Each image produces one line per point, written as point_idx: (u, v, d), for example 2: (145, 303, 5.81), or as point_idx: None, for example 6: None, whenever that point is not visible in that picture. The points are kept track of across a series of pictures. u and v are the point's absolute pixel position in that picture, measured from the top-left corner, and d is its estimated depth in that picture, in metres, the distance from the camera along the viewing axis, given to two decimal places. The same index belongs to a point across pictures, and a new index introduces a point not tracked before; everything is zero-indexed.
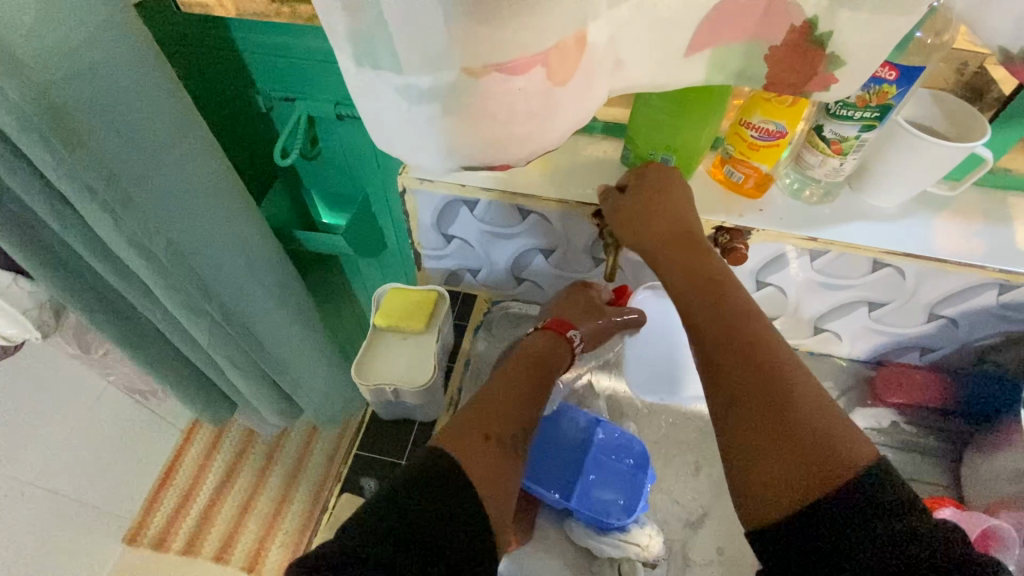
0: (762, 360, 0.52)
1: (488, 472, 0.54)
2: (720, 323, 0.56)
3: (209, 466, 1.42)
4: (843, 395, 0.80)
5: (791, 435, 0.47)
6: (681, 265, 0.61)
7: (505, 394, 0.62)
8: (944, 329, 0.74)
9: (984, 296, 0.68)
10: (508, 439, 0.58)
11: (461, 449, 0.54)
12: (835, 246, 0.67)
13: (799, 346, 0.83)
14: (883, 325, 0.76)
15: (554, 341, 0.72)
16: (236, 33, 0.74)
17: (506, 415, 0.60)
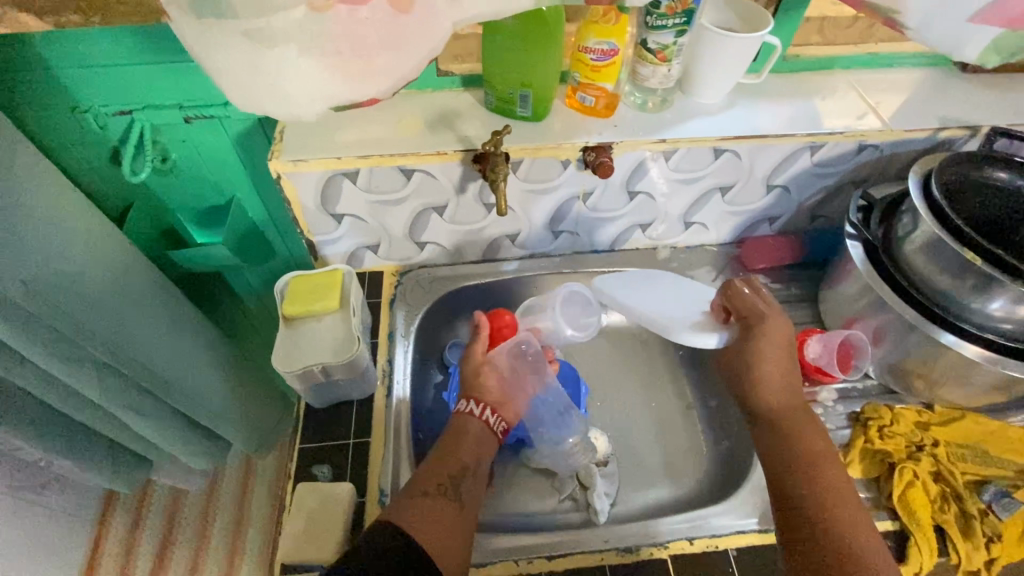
0: (818, 480, 0.63)
1: (431, 528, 0.59)
2: (790, 450, 0.66)
3: (139, 538, 1.29)
4: (721, 273, 0.93)
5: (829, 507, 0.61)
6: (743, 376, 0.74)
7: (438, 455, 0.67)
8: (781, 197, 0.88)
9: (802, 160, 0.82)
10: (442, 492, 0.63)
11: (400, 513, 0.60)
12: (682, 143, 0.77)
13: (676, 243, 0.95)
14: (735, 205, 0.89)
15: (462, 419, 0.73)
16: (43, 48, 0.67)
17: (440, 465, 0.65)
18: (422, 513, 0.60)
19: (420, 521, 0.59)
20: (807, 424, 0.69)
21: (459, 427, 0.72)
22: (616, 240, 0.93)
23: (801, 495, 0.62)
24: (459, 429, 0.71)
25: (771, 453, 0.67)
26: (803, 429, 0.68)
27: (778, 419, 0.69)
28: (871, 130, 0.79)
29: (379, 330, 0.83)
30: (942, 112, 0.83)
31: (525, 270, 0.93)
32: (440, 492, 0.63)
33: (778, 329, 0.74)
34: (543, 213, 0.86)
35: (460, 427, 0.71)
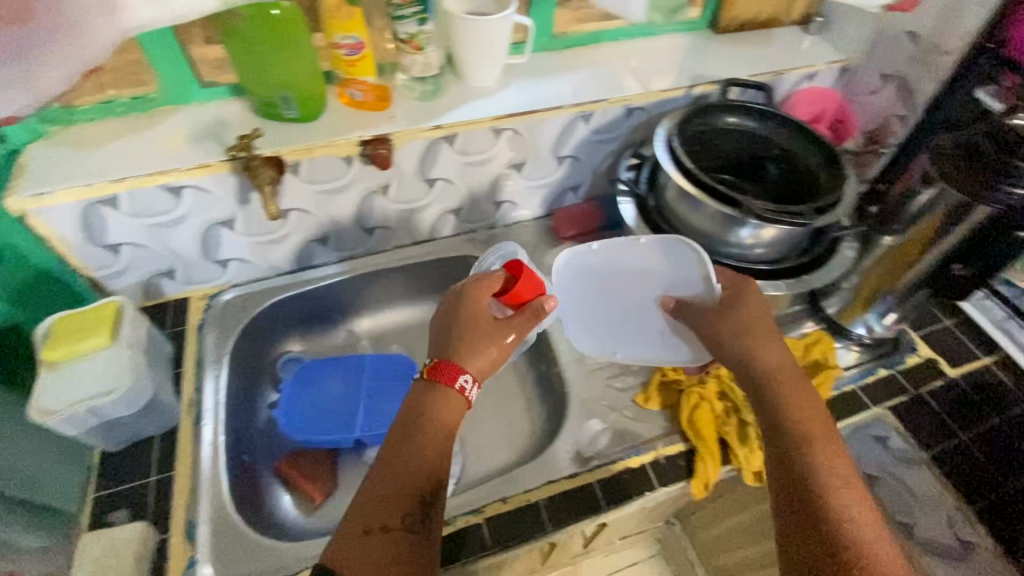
0: (813, 458, 0.58)
1: (375, 568, 0.51)
2: (794, 425, 0.60)
3: None
4: (537, 245, 0.98)
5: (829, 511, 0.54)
6: (740, 363, 0.66)
7: (400, 474, 0.57)
8: (574, 166, 0.94)
9: (580, 129, 0.88)
10: (406, 523, 0.55)
11: (349, 552, 0.52)
12: (459, 127, 0.80)
13: (493, 222, 0.98)
14: (534, 179, 0.93)
15: (435, 401, 0.62)
16: None
17: (405, 482, 0.57)
18: (376, 551, 0.52)
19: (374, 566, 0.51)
20: (801, 387, 0.63)
21: (430, 412, 0.62)
22: (432, 229, 0.95)
23: (814, 477, 0.56)
24: (435, 417, 0.61)
25: (771, 429, 0.61)
26: (796, 400, 0.62)
27: (773, 385, 0.63)
28: (632, 95, 0.87)
29: (184, 358, 0.79)
30: (694, 71, 0.92)
31: (344, 272, 0.92)
32: (404, 526, 0.54)
33: (760, 300, 0.70)
34: (346, 214, 0.86)
35: (432, 416, 0.61)
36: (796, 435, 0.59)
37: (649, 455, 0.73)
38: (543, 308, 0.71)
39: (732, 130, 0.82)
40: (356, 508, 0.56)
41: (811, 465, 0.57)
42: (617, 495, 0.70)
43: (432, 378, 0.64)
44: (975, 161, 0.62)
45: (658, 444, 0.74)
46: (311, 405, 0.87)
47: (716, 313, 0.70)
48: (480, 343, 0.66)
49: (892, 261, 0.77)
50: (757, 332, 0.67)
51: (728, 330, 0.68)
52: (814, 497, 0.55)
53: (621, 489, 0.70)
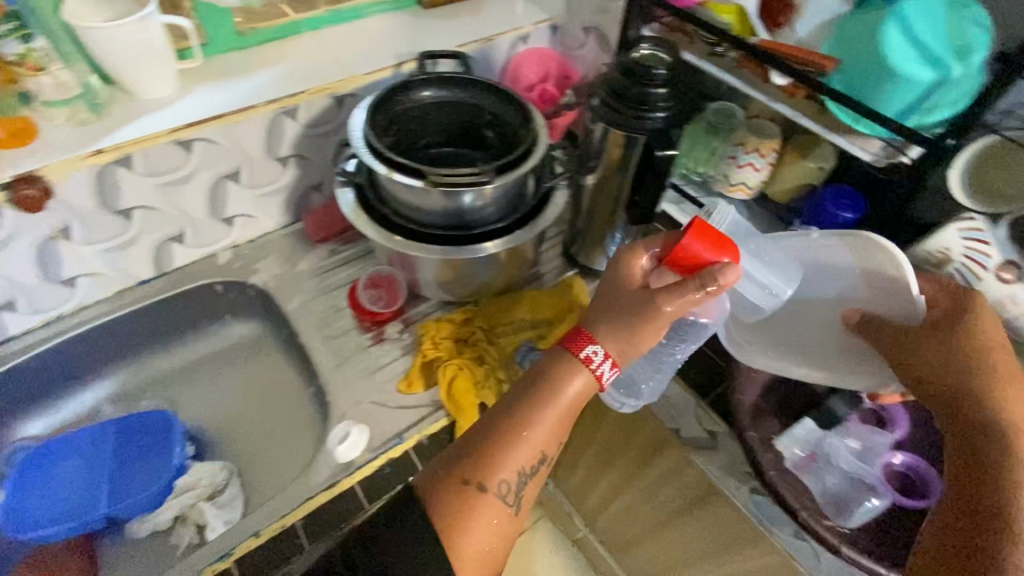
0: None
1: (481, 531, 0.53)
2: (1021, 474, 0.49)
3: None
4: (292, 254, 0.92)
5: (993, 543, 0.46)
6: (959, 377, 0.54)
7: (547, 387, 0.57)
8: (305, 165, 0.89)
9: (289, 126, 0.83)
10: (499, 491, 0.55)
11: (451, 514, 0.53)
12: (129, 147, 0.71)
13: (237, 241, 0.91)
14: (262, 187, 0.87)
15: (561, 374, 0.58)
16: None
17: (511, 437, 0.56)
18: (476, 518, 0.54)
19: (468, 528, 0.53)
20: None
21: (554, 384, 0.58)
22: (158, 263, 0.85)
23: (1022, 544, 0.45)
24: (626, 281, 0.59)
25: (985, 463, 0.51)
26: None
27: (1011, 434, 0.51)
28: (333, 82, 0.83)
29: None
30: (403, 48, 0.90)
31: (57, 335, 0.80)
32: (495, 487, 0.55)
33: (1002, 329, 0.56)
34: (25, 269, 0.74)
35: (551, 380, 0.58)
36: (1010, 500, 0.48)
37: (412, 440, 0.72)
38: (716, 282, 0.54)
39: (429, 105, 0.81)
40: (455, 458, 0.56)
41: (1006, 493, 0.48)
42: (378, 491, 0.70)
43: (563, 349, 0.59)
44: (621, 96, 0.67)
45: (420, 427, 0.73)
46: (56, 493, 0.78)
47: (931, 333, 0.57)
48: (638, 309, 0.57)
49: (604, 198, 0.81)
50: (1006, 375, 0.54)
51: (959, 352, 0.55)
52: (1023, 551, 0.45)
53: (385, 483, 0.71)
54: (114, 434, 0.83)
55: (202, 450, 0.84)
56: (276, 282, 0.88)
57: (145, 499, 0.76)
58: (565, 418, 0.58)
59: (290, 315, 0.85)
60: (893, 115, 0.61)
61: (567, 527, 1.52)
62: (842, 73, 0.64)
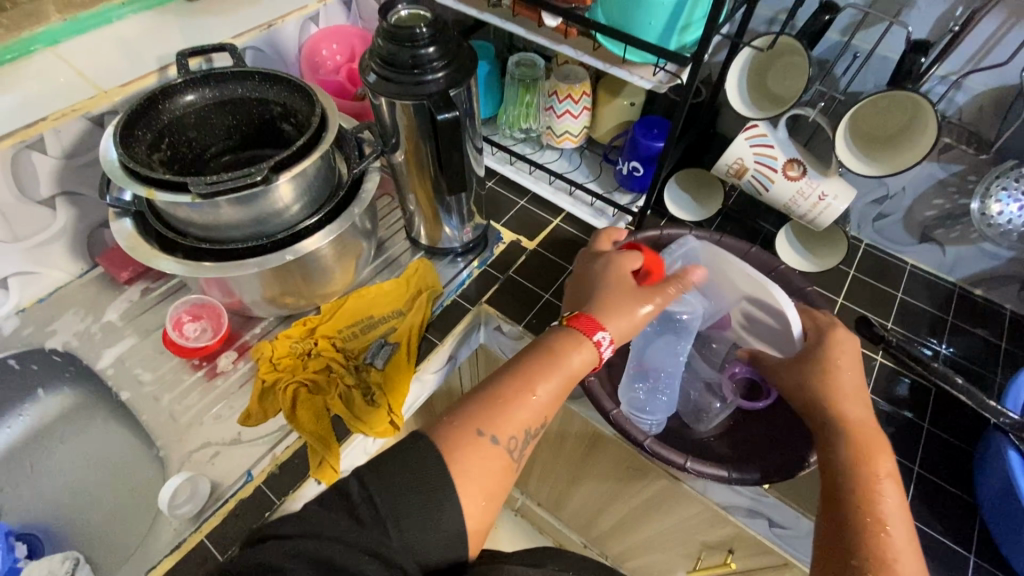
0: (880, 505, 0.52)
1: (484, 475, 0.50)
2: (859, 467, 0.55)
3: None
4: (94, 303, 0.81)
5: (853, 506, 0.52)
6: (818, 381, 0.61)
7: (551, 351, 0.59)
8: (78, 202, 0.78)
9: (39, 162, 0.72)
10: (509, 445, 0.53)
11: (456, 451, 0.51)
12: None
13: (20, 304, 0.79)
14: (29, 237, 0.76)
15: (567, 349, 0.59)
16: None
17: (519, 393, 0.56)
18: (483, 465, 0.51)
19: (472, 469, 0.50)
20: (884, 446, 0.57)
21: (559, 349, 0.59)
22: None
23: (854, 533, 0.51)
24: (619, 274, 0.66)
25: (824, 446, 0.58)
26: (860, 426, 0.58)
27: (848, 439, 0.57)
28: (80, 102, 0.72)
29: None
30: (162, 49, 0.80)
31: None
32: (507, 442, 0.53)
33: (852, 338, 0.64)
34: None
35: (559, 348, 0.59)
36: (858, 468, 0.55)
37: (263, 474, 0.67)
38: (683, 280, 0.66)
39: (198, 110, 0.74)
40: (459, 410, 0.54)
41: (856, 461, 0.55)
42: (230, 543, 0.63)
43: (574, 326, 0.61)
44: (393, 65, 0.63)
45: (272, 455, 0.68)
46: None
47: (791, 364, 0.65)
48: (615, 299, 0.63)
49: (418, 173, 0.77)
50: (842, 388, 0.60)
51: (814, 358, 0.63)
52: (855, 537, 0.50)
53: (237, 529, 0.64)
54: None
55: (37, 546, 0.72)
56: (79, 341, 0.78)
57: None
58: (569, 383, 0.58)
59: (102, 373, 0.75)
60: (655, 37, 0.62)
61: (505, 500, 1.52)
62: (600, 5, 0.64)
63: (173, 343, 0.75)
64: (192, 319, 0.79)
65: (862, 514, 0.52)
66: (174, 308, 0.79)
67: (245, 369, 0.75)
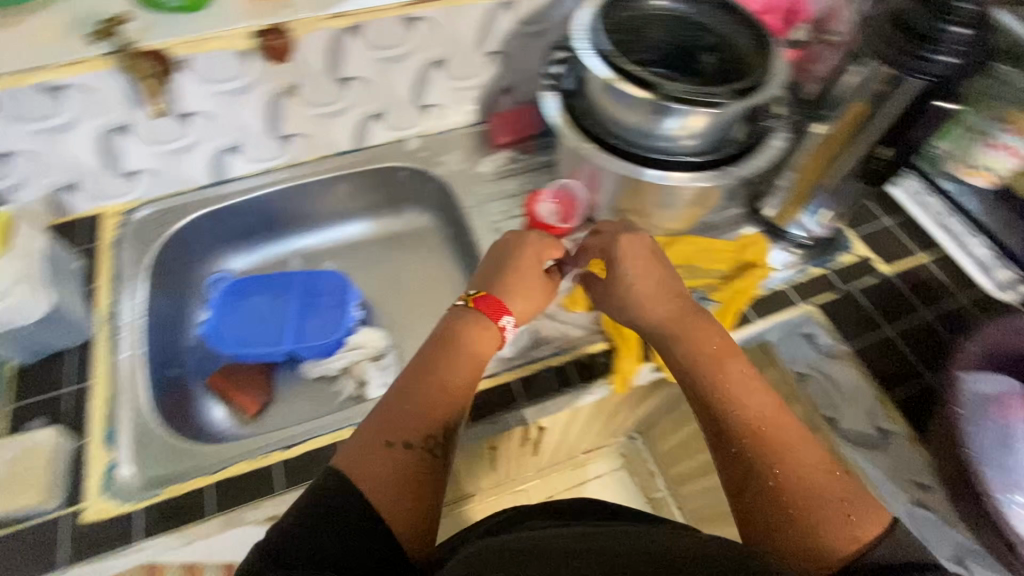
0: (728, 392, 0.57)
1: (391, 481, 0.51)
2: (698, 355, 0.61)
3: None
4: (470, 153, 0.93)
5: (717, 406, 0.57)
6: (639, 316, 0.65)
7: (446, 338, 0.61)
8: (504, 65, 0.88)
9: (504, 20, 0.81)
10: (426, 445, 0.54)
11: (364, 466, 0.52)
12: (365, 15, 0.74)
13: (423, 131, 0.93)
14: (461, 80, 0.88)
15: (466, 328, 0.62)
16: None
17: (429, 399, 0.57)
18: (391, 473, 0.52)
19: (379, 480, 0.51)
20: (700, 330, 0.62)
21: (459, 336, 0.61)
22: (357, 137, 0.89)
23: (728, 413, 0.57)
24: (526, 261, 0.67)
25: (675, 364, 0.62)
26: (688, 322, 0.63)
27: (671, 332, 0.63)
28: None
29: (99, 274, 0.77)
30: None
31: (268, 186, 0.88)
32: (425, 443, 0.54)
33: (635, 242, 0.66)
34: (257, 118, 0.80)
35: (441, 347, 0.60)
36: (705, 360, 0.60)
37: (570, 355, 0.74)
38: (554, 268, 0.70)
39: (659, 14, 0.76)
40: (376, 419, 0.55)
41: (693, 359, 0.61)
42: (536, 393, 0.72)
43: (475, 312, 0.63)
44: (904, 28, 0.60)
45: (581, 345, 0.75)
46: (251, 315, 0.87)
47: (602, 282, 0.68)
48: (519, 283, 0.66)
49: (826, 153, 0.73)
50: (633, 298, 0.65)
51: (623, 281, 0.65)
52: (730, 429, 0.56)
53: (544, 385, 0.73)
54: (304, 281, 0.90)
55: (370, 317, 0.90)
56: (456, 179, 0.90)
57: (322, 347, 0.84)
58: (472, 373, 0.60)
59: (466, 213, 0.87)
60: None
61: None
62: None
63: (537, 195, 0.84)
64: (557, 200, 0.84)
65: (722, 410, 0.57)
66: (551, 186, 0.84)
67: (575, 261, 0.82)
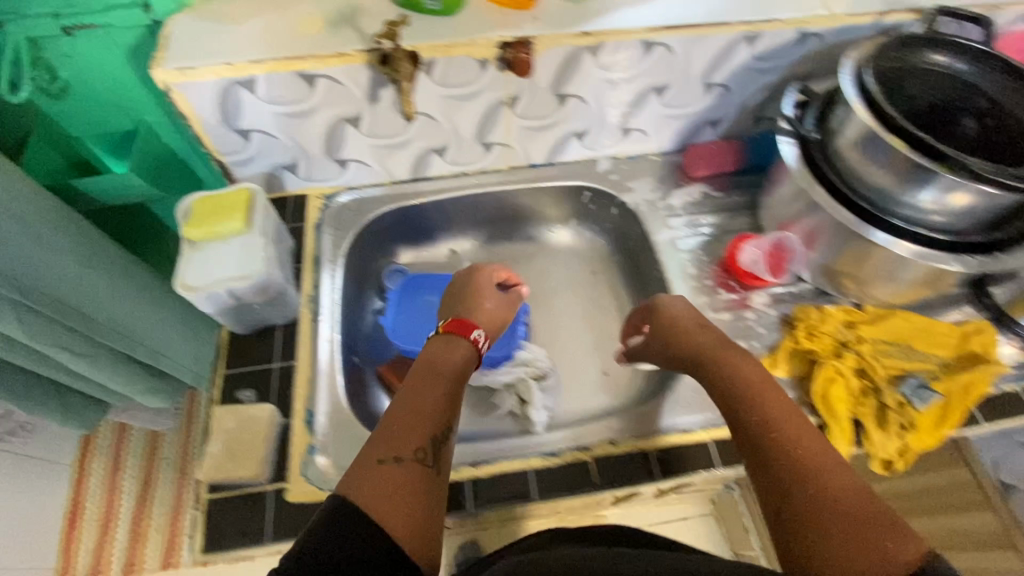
0: (750, 420, 0.56)
1: (388, 494, 0.51)
2: (747, 392, 0.59)
3: (119, 485, 1.44)
4: (662, 183, 0.89)
5: (765, 461, 0.53)
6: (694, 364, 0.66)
7: (432, 363, 0.66)
8: (722, 97, 0.83)
9: (741, 53, 0.76)
10: (416, 457, 0.55)
11: (362, 483, 0.52)
12: (608, 37, 0.71)
13: (617, 153, 0.90)
14: (674, 108, 0.83)
15: (449, 347, 0.69)
16: None
17: (417, 414, 0.58)
18: (389, 486, 0.52)
19: (377, 495, 0.51)
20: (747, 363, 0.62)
21: (439, 357, 0.67)
22: (554, 151, 0.88)
23: (767, 469, 0.52)
24: (480, 286, 0.79)
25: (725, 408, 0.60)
26: (728, 356, 0.64)
27: (718, 380, 0.62)
28: (811, 16, 0.73)
29: (303, 255, 0.80)
30: None
31: (458, 189, 0.89)
32: (416, 455, 0.55)
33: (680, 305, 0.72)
34: (471, 123, 0.80)
35: (424, 363, 0.66)
36: (748, 396, 0.58)
37: None
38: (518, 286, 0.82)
39: (941, 70, 0.68)
40: (370, 439, 0.56)
41: (741, 413, 0.58)
42: (732, 457, 0.68)
43: (444, 335, 0.71)
44: None
45: None
46: (420, 312, 0.88)
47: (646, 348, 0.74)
48: (475, 310, 0.76)
49: None
50: (684, 337, 0.68)
51: (664, 341, 0.70)
52: (775, 481, 0.51)
53: None
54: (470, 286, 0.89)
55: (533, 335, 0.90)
56: (647, 208, 0.87)
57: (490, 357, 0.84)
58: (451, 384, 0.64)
59: (658, 246, 0.83)
60: None
61: None
62: None
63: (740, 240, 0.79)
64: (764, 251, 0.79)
65: (760, 433, 0.55)
66: (761, 240, 0.79)
67: (774, 318, 0.77)
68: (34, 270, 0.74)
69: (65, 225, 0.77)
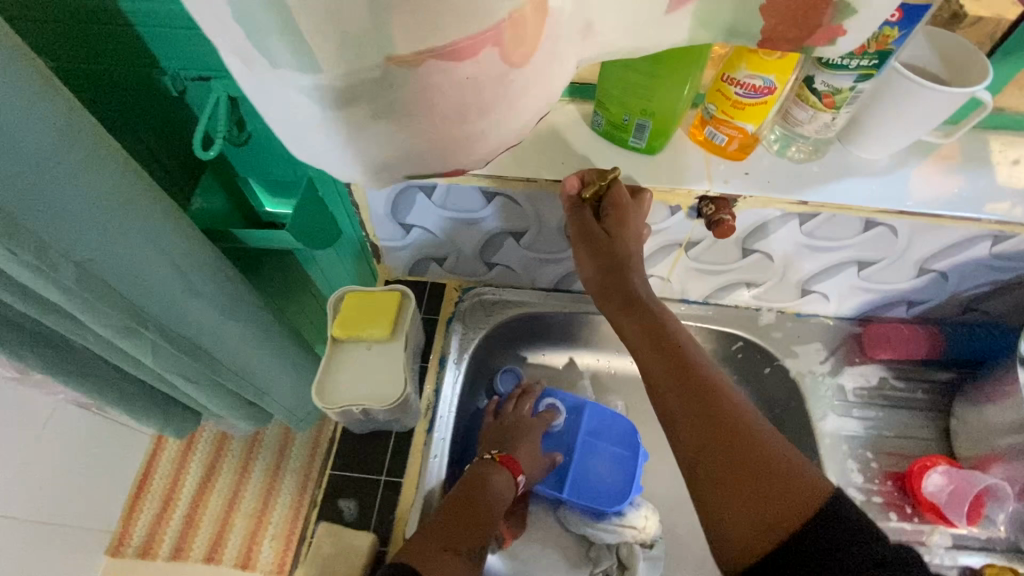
0: (682, 394, 0.53)
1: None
2: (676, 363, 0.55)
3: (184, 469, 1.38)
4: (832, 355, 0.78)
5: (733, 467, 0.49)
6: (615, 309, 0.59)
7: (485, 479, 0.65)
8: (934, 283, 0.71)
9: (977, 248, 0.64)
10: (469, 554, 0.58)
11: (425, 561, 0.55)
12: (827, 208, 0.62)
13: (785, 309, 0.79)
14: (871, 282, 0.72)
15: (495, 470, 0.67)
16: (132, 18, 0.62)
17: (471, 520, 0.60)
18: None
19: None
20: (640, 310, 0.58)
21: (490, 476, 0.66)
22: (716, 293, 0.79)
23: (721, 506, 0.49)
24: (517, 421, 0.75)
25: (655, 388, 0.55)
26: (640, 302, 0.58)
27: (638, 344, 0.57)
28: None
29: (430, 352, 0.77)
30: None
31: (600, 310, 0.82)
32: (467, 553, 0.58)
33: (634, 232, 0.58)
34: None
35: (481, 479, 0.65)
36: (676, 354, 0.55)
37: None
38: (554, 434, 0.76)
39: None
40: (428, 529, 0.59)
41: (667, 384, 0.54)
42: None
43: (500, 466, 0.68)
44: None
45: None
46: None
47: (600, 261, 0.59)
48: (524, 441, 0.73)
49: None
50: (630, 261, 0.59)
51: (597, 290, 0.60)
52: (741, 520, 0.47)
53: None
54: (587, 416, 0.81)
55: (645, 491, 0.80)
56: (811, 382, 0.77)
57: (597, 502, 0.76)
58: (501, 502, 0.65)
59: (818, 437, 0.74)
60: None
61: None
62: None
63: (928, 458, 0.69)
64: (955, 479, 0.68)
65: (706, 404, 0.52)
66: (953, 470, 0.68)
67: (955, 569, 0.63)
68: (184, 321, 0.74)
69: (220, 284, 0.76)
